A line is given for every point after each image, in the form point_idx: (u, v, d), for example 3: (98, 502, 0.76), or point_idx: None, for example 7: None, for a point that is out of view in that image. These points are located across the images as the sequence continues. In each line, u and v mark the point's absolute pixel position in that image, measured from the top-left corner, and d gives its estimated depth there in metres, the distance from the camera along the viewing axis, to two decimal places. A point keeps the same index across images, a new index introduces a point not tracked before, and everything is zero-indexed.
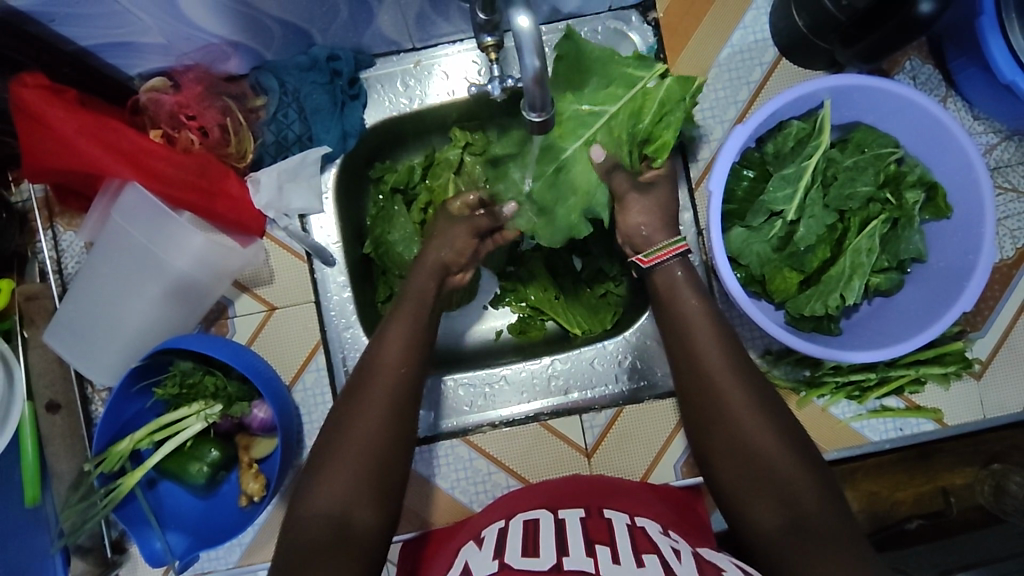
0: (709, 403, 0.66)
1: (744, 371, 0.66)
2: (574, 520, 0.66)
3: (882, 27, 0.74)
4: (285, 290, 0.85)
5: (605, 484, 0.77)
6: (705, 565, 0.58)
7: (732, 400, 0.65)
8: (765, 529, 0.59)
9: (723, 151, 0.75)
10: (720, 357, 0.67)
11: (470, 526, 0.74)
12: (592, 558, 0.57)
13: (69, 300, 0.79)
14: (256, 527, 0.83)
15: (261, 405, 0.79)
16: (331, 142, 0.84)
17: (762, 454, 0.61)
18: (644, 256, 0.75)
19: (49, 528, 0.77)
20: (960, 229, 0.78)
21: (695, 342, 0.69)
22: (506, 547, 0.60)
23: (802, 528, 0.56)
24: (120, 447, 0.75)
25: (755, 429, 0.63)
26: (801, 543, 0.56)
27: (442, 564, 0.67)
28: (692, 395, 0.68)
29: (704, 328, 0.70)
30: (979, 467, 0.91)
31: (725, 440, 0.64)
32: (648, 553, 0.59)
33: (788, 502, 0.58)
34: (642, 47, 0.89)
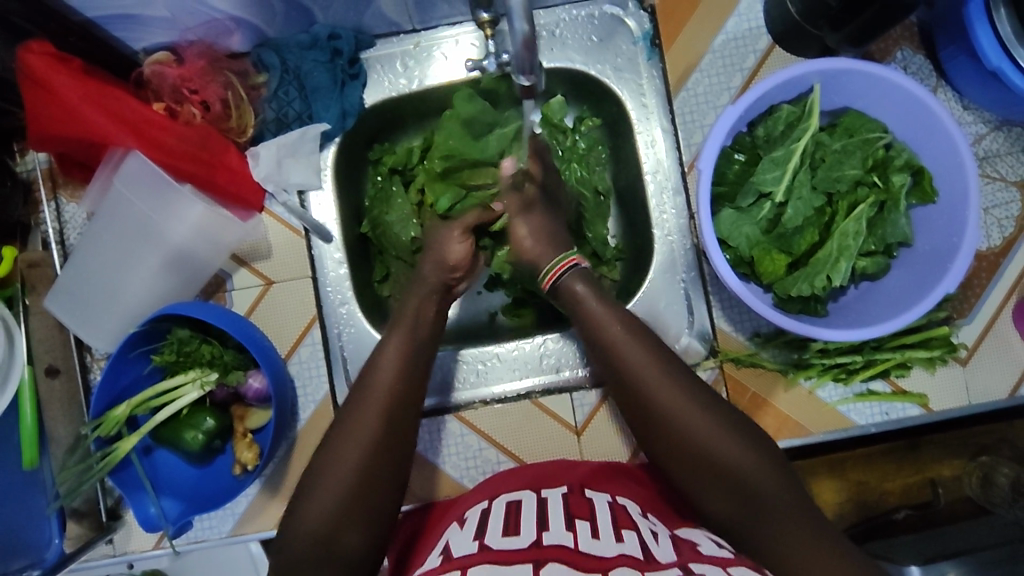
0: (653, 431, 0.63)
1: (678, 384, 0.63)
2: (556, 499, 0.67)
3: (866, 11, 0.76)
4: (283, 264, 0.87)
5: (584, 464, 0.78)
6: (682, 543, 0.60)
7: (667, 427, 0.62)
8: (730, 530, 0.61)
9: (713, 131, 0.77)
10: (656, 384, 0.63)
11: (456, 508, 0.75)
12: (571, 533, 0.58)
13: (72, 266, 0.80)
14: (248, 498, 0.84)
15: (256, 374, 0.80)
16: (330, 120, 0.86)
17: (710, 471, 0.60)
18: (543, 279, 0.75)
19: (46, 491, 0.78)
20: (944, 215, 0.79)
21: (628, 360, 0.65)
22: (488, 527, 0.62)
23: (769, 530, 0.58)
24: (118, 411, 0.77)
25: (703, 448, 0.61)
26: (763, 530, 0.59)
27: (426, 549, 0.68)
28: (635, 419, 0.65)
29: (630, 351, 0.65)
30: (967, 460, 0.94)
31: (672, 461, 0.63)
32: (626, 530, 0.61)
33: (748, 510, 0.59)
34: (637, 34, 0.91)
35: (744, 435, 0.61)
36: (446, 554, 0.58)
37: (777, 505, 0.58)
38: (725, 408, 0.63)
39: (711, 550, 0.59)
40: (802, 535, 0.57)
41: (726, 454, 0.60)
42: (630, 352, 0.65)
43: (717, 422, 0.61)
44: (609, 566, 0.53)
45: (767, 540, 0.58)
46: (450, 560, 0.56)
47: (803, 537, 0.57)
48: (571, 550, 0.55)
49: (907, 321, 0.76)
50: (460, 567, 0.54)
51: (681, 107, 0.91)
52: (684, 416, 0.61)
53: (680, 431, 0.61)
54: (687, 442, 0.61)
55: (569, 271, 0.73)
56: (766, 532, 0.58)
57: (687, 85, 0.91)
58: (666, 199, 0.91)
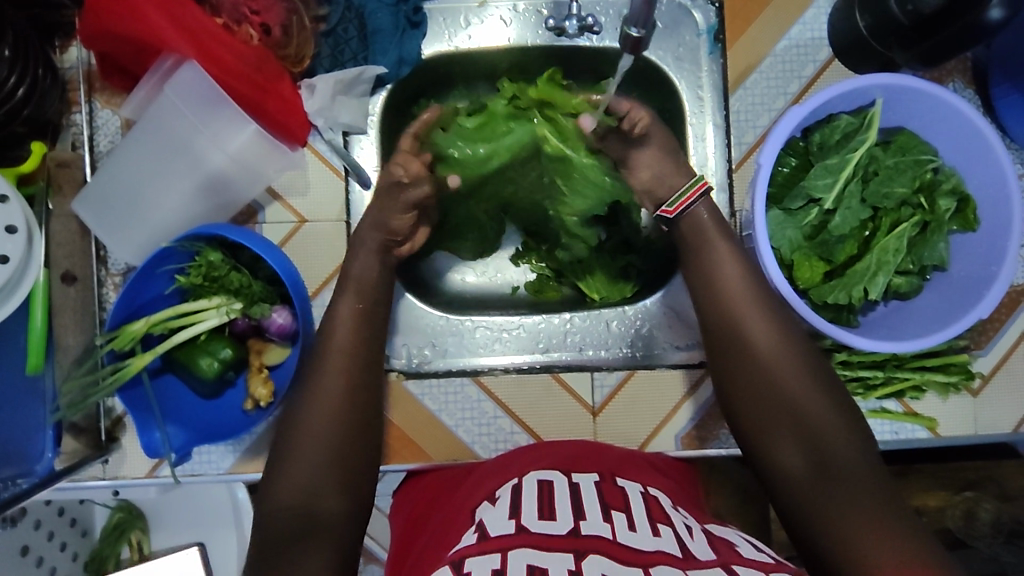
0: (753, 384, 0.69)
1: (783, 350, 0.70)
2: (589, 485, 0.66)
3: (945, 29, 0.74)
4: (319, 202, 0.84)
5: (610, 450, 0.78)
6: (717, 541, 0.60)
7: (761, 373, 0.69)
8: (786, 495, 0.65)
9: (776, 129, 0.77)
10: (762, 334, 0.71)
11: (472, 480, 0.74)
12: (608, 524, 0.58)
13: (107, 170, 0.77)
14: (252, 436, 0.82)
15: (282, 310, 0.77)
16: (386, 65, 0.83)
17: (791, 427, 0.66)
18: (669, 207, 0.79)
19: (45, 401, 0.73)
20: (984, 243, 0.80)
21: (744, 318, 0.72)
22: (522, 507, 0.61)
23: (828, 490, 0.62)
24: (135, 327, 0.74)
25: (792, 400, 0.67)
26: (818, 503, 0.62)
27: (439, 528, 0.66)
28: (734, 377, 0.71)
29: (745, 301, 0.72)
30: (954, 493, 1.01)
31: (753, 408, 0.69)
32: (662, 524, 0.60)
33: (816, 469, 0.63)
34: (702, 26, 0.91)
35: (835, 402, 0.67)
36: (481, 534, 0.57)
37: (841, 463, 0.63)
38: (823, 373, 0.70)
39: (750, 551, 0.59)
40: (855, 506, 0.60)
41: (809, 408, 0.67)
42: (742, 304, 0.73)
43: (809, 379, 0.68)
44: (650, 563, 0.53)
45: (824, 508, 0.61)
46: (488, 538, 0.56)
47: (863, 513, 0.59)
48: (609, 540, 0.55)
49: (941, 340, 0.76)
50: (500, 550, 0.53)
51: (737, 105, 0.91)
52: (786, 380, 0.68)
53: (773, 381, 0.68)
54: (779, 391, 0.68)
55: (700, 197, 0.79)
56: (824, 502, 0.61)
57: (745, 84, 0.91)
58: None
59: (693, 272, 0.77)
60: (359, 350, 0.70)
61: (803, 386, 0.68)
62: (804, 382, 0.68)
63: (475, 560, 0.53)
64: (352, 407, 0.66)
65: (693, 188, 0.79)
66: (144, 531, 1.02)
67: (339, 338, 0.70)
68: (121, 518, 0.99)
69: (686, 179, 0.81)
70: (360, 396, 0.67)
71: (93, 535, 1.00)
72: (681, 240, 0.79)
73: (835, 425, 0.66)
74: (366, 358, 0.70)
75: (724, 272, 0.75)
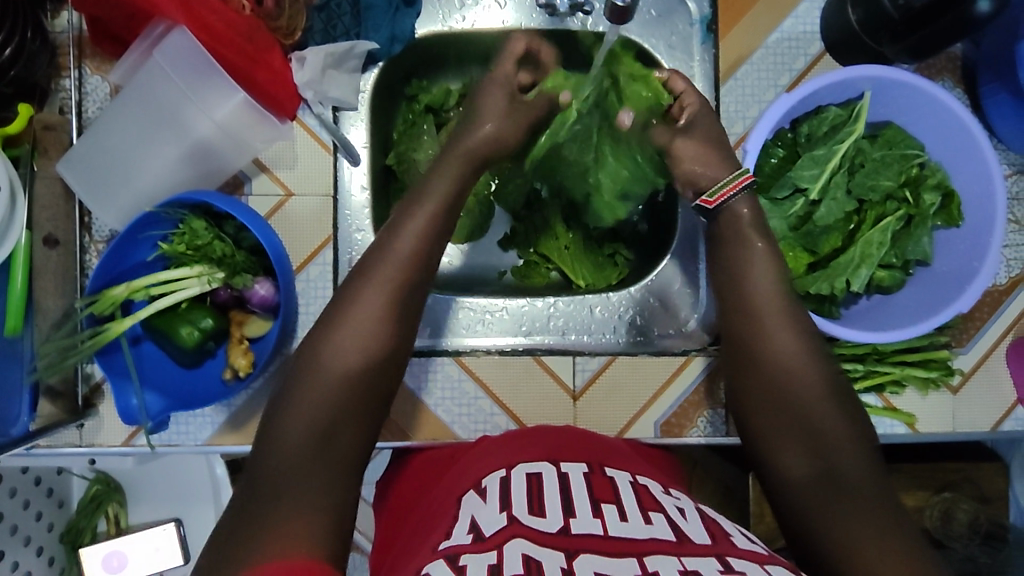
0: (762, 381, 0.65)
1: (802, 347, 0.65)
2: (579, 476, 0.65)
3: (938, 20, 0.74)
4: (306, 176, 0.84)
5: (596, 439, 0.77)
6: (711, 526, 0.60)
7: (778, 375, 0.64)
8: (788, 499, 0.61)
9: (764, 117, 0.77)
10: (782, 336, 0.66)
11: (453, 473, 0.71)
12: (599, 519, 0.57)
13: (92, 133, 0.77)
14: (230, 408, 0.82)
15: (265, 282, 0.78)
16: (379, 41, 0.83)
17: (800, 428, 0.62)
18: (710, 197, 0.75)
19: (23, 364, 0.72)
20: (967, 239, 0.81)
21: (763, 306, 0.67)
22: (511, 499, 0.60)
23: (833, 498, 0.59)
24: (116, 292, 0.74)
25: (808, 406, 0.63)
26: (822, 511, 0.59)
27: (427, 517, 0.65)
28: (748, 373, 0.66)
29: (771, 300, 0.67)
30: (933, 494, 1.01)
31: (765, 409, 0.64)
32: (654, 511, 0.60)
33: (822, 475, 0.60)
34: (695, 16, 0.92)
35: (843, 405, 0.63)
36: (475, 533, 0.56)
37: (851, 479, 0.59)
38: (840, 380, 0.65)
39: (744, 542, 0.58)
40: (861, 516, 0.57)
41: (826, 416, 0.62)
42: (767, 299, 0.68)
43: (829, 385, 0.64)
44: (643, 552, 0.53)
45: (831, 517, 0.58)
46: (483, 535, 0.55)
47: (868, 523, 0.57)
48: (602, 537, 0.55)
49: (921, 331, 0.77)
50: (496, 547, 0.53)
51: (727, 96, 0.91)
52: (800, 378, 0.64)
53: (791, 384, 0.64)
54: (794, 395, 0.63)
55: (742, 190, 0.74)
56: (828, 510, 0.58)
57: (736, 75, 0.91)
58: None
59: (717, 261, 0.72)
60: (407, 275, 0.64)
61: (816, 386, 0.64)
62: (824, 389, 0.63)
63: (470, 556, 0.52)
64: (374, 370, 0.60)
65: (735, 180, 0.74)
66: (121, 505, 1.01)
67: (394, 260, 0.64)
68: (99, 490, 0.98)
69: (730, 171, 0.76)
70: (380, 360, 0.61)
71: (70, 506, 1.00)
72: (717, 235, 0.74)
73: (842, 429, 0.62)
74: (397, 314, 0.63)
75: (749, 266, 0.70)
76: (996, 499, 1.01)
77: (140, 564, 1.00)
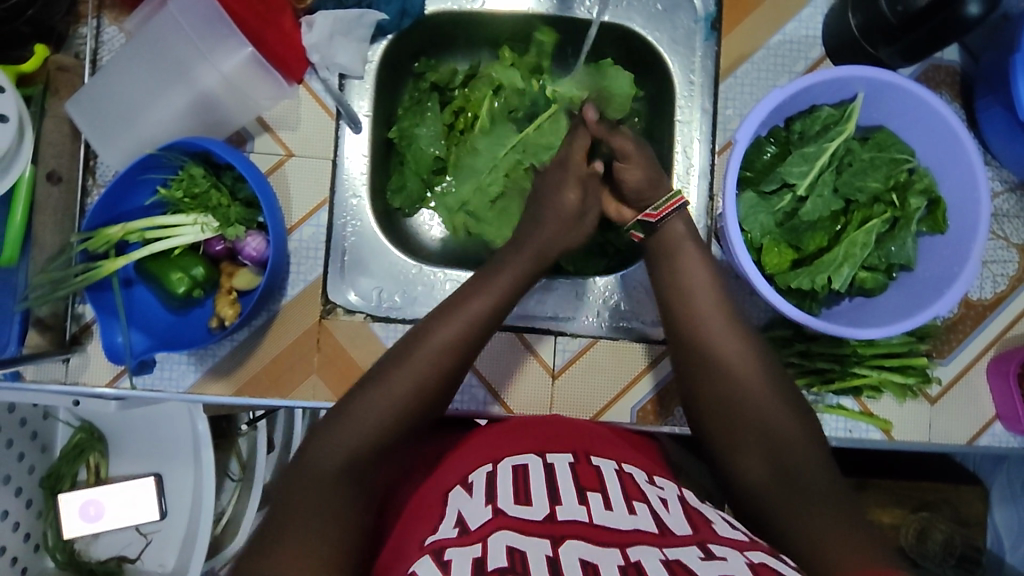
0: (712, 386, 0.66)
1: (746, 353, 0.67)
2: (564, 467, 0.62)
3: (924, 25, 0.77)
4: (309, 139, 0.86)
5: (587, 428, 0.73)
6: (694, 516, 0.57)
7: (728, 384, 0.66)
8: (749, 497, 0.61)
9: (756, 108, 0.79)
10: (726, 347, 0.68)
11: (440, 470, 0.67)
12: (584, 507, 0.55)
13: (101, 75, 0.79)
14: (216, 357, 0.83)
15: (256, 236, 0.79)
16: (389, 14, 0.85)
17: (751, 427, 0.63)
18: (653, 211, 0.76)
19: (14, 292, 0.76)
20: (951, 245, 0.82)
21: (715, 323, 0.69)
22: (497, 492, 0.57)
23: (790, 491, 0.58)
24: (111, 231, 0.76)
25: (760, 409, 0.63)
26: (780, 503, 0.58)
27: (413, 511, 0.61)
28: (698, 382, 0.68)
29: (717, 318, 0.70)
30: (908, 511, 0.99)
31: (715, 419, 0.65)
32: (637, 501, 0.58)
33: (774, 469, 0.60)
34: (701, 13, 0.93)
35: (790, 404, 0.65)
36: (461, 526, 0.53)
37: (806, 474, 0.59)
38: (788, 386, 0.67)
39: (726, 529, 0.56)
40: (818, 505, 0.56)
41: (777, 419, 0.63)
42: (713, 313, 0.70)
43: (773, 389, 0.65)
44: (626, 542, 0.51)
45: (785, 510, 0.57)
46: (467, 528, 0.52)
47: (827, 514, 0.55)
48: (586, 525, 0.53)
49: (894, 331, 0.78)
50: (479, 539, 0.50)
51: (726, 92, 0.92)
52: (748, 383, 0.65)
53: (739, 390, 0.65)
54: (745, 398, 0.65)
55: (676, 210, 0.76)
56: (786, 501, 0.57)
57: (736, 73, 0.92)
58: (689, 178, 0.92)
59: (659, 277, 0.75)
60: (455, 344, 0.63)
61: (762, 387, 0.65)
62: (773, 394, 0.65)
63: (455, 550, 0.50)
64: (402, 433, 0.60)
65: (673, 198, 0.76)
66: (103, 455, 1.02)
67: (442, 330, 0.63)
68: (82, 439, 1.00)
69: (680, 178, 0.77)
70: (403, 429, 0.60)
71: (53, 452, 1.01)
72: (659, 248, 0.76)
73: (790, 425, 0.63)
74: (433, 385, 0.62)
75: (697, 288, 0.72)
76: (974, 523, 0.99)
77: (116, 514, 1.00)
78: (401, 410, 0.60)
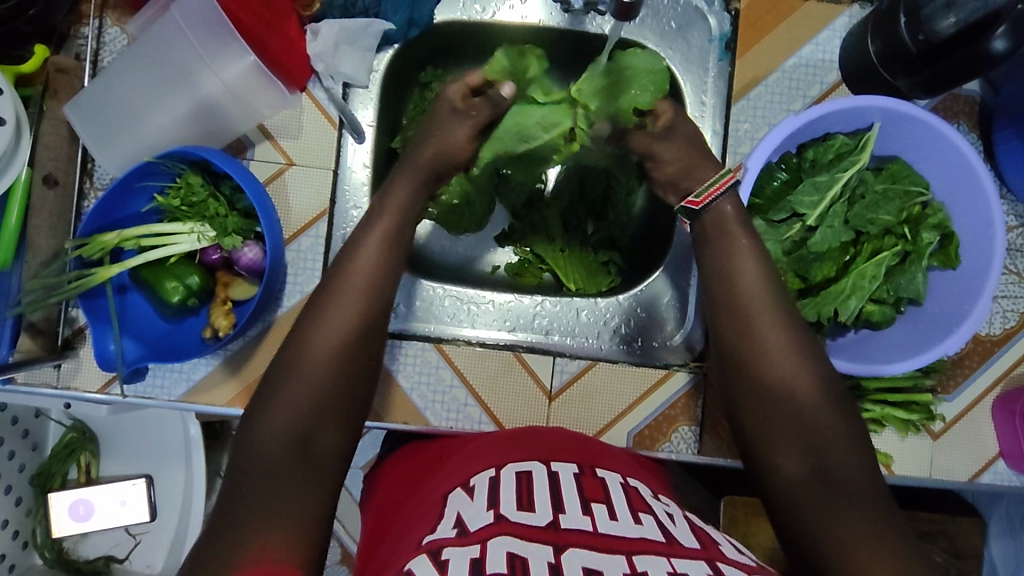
0: (753, 380, 0.61)
1: (792, 342, 0.62)
2: (568, 476, 0.60)
3: (946, 59, 0.75)
4: (309, 149, 0.84)
5: (586, 440, 0.71)
6: (701, 534, 0.56)
7: (775, 385, 0.60)
8: (783, 499, 0.57)
9: (769, 135, 0.77)
10: (773, 332, 0.62)
11: (436, 478, 0.66)
12: (589, 516, 0.54)
13: (103, 77, 0.78)
14: (208, 367, 0.82)
15: (254, 246, 0.78)
16: (396, 24, 0.83)
17: (793, 425, 0.58)
18: (696, 197, 0.71)
19: (8, 296, 0.75)
20: (961, 281, 0.80)
21: (757, 313, 0.63)
22: (500, 496, 0.56)
23: (828, 497, 0.55)
24: (106, 238, 0.75)
25: (804, 412, 0.59)
26: (817, 511, 0.55)
27: (414, 514, 0.59)
28: (735, 370, 0.63)
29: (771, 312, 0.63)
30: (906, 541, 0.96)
31: (753, 412, 0.61)
32: (643, 513, 0.56)
33: (816, 473, 0.56)
34: (714, 33, 0.91)
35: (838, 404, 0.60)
36: (459, 527, 0.52)
37: (850, 480, 0.56)
38: (842, 390, 0.61)
39: (734, 552, 0.55)
40: (853, 514, 0.54)
41: (819, 416, 0.59)
42: (754, 297, 0.64)
43: (821, 387, 0.60)
44: (633, 550, 0.50)
45: (822, 518, 0.54)
46: (467, 531, 0.51)
47: (865, 529, 0.53)
48: (592, 534, 0.51)
49: (906, 369, 0.77)
50: (479, 541, 0.49)
51: (737, 115, 0.90)
52: (795, 377, 0.60)
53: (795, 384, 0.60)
54: (790, 395, 0.60)
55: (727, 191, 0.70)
56: (824, 510, 0.54)
57: (749, 95, 0.90)
58: None
59: (708, 268, 0.68)
60: (374, 272, 0.62)
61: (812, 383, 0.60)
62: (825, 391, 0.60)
63: (452, 550, 0.49)
64: (343, 384, 0.57)
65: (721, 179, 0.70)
66: (94, 455, 1.01)
67: (364, 253, 0.62)
68: (74, 438, 0.98)
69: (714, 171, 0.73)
70: (345, 377, 0.57)
71: (44, 451, 1.00)
72: (702, 236, 0.70)
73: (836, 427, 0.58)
74: (350, 367, 0.57)
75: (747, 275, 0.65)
76: (971, 556, 0.96)
77: (104, 515, 1.00)
78: (341, 352, 0.57)
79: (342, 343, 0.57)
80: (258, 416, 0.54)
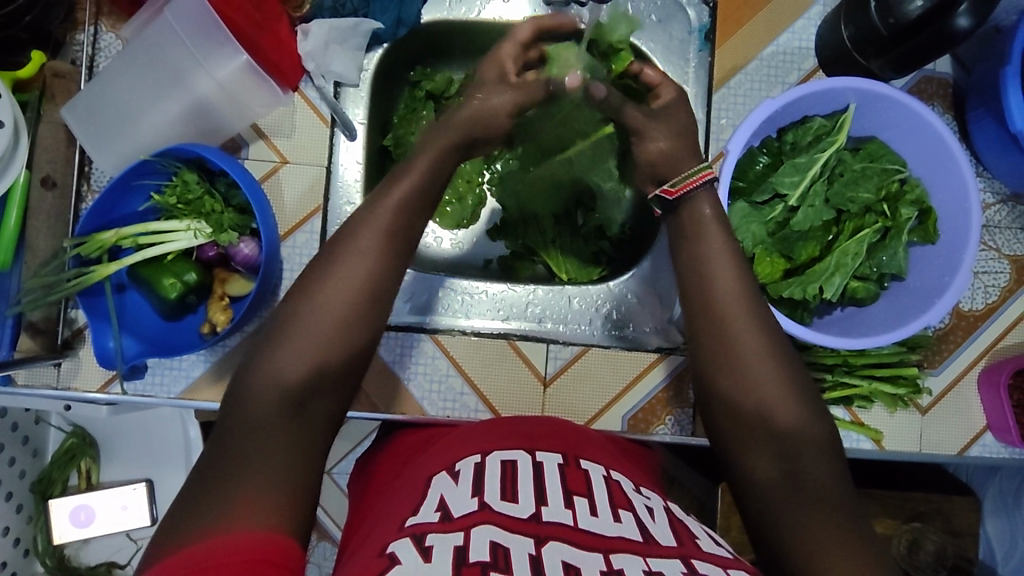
0: (733, 376, 0.59)
1: (772, 334, 0.60)
2: (552, 467, 0.61)
3: (915, 38, 0.78)
4: (302, 146, 0.86)
5: (570, 428, 0.73)
6: (679, 529, 0.57)
7: (753, 378, 0.58)
8: (753, 499, 0.57)
9: (749, 118, 0.80)
10: (757, 321, 0.61)
11: (423, 460, 0.67)
12: (570, 510, 0.54)
13: (98, 81, 0.80)
14: (207, 364, 0.83)
15: (250, 241, 0.80)
16: (384, 23, 0.85)
17: (769, 424, 0.58)
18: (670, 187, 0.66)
19: (8, 297, 0.77)
20: (941, 255, 0.82)
21: (739, 306, 0.61)
22: (485, 485, 0.57)
23: (792, 492, 0.55)
24: (104, 236, 0.77)
25: (776, 408, 0.58)
26: (784, 511, 0.55)
27: (398, 495, 0.61)
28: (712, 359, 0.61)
29: (747, 302, 0.61)
30: (901, 521, 0.98)
31: (726, 411, 0.60)
32: (623, 509, 0.57)
33: (785, 473, 0.56)
34: (694, 24, 0.94)
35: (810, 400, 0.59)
36: (443, 511, 0.53)
37: (817, 474, 0.56)
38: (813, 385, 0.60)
39: (710, 545, 0.56)
40: (816, 510, 0.54)
41: (792, 412, 0.58)
42: (737, 281, 0.62)
43: (796, 384, 0.59)
44: (610, 548, 0.51)
45: (785, 519, 0.54)
46: (451, 517, 0.52)
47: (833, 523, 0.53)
48: (571, 528, 0.52)
49: (884, 343, 0.78)
50: (462, 529, 0.51)
51: (719, 103, 0.93)
52: (770, 376, 0.59)
53: (759, 375, 0.59)
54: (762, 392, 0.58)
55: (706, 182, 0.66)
56: (795, 506, 0.54)
57: (729, 83, 0.93)
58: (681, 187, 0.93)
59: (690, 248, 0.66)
60: (398, 221, 0.57)
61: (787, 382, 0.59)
62: (787, 384, 0.59)
63: (437, 537, 0.50)
64: (346, 344, 0.54)
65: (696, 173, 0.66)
66: (94, 460, 1.00)
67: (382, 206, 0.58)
68: (74, 444, 0.98)
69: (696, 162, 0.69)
70: (349, 340, 0.54)
71: (44, 457, 1.00)
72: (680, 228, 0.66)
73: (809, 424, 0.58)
74: (359, 323, 0.54)
75: (711, 256, 0.63)
76: (965, 533, 0.98)
77: (107, 519, 1.00)
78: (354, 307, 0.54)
79: (356, 296, 0.54)
80: (253, 366, 0.52)
